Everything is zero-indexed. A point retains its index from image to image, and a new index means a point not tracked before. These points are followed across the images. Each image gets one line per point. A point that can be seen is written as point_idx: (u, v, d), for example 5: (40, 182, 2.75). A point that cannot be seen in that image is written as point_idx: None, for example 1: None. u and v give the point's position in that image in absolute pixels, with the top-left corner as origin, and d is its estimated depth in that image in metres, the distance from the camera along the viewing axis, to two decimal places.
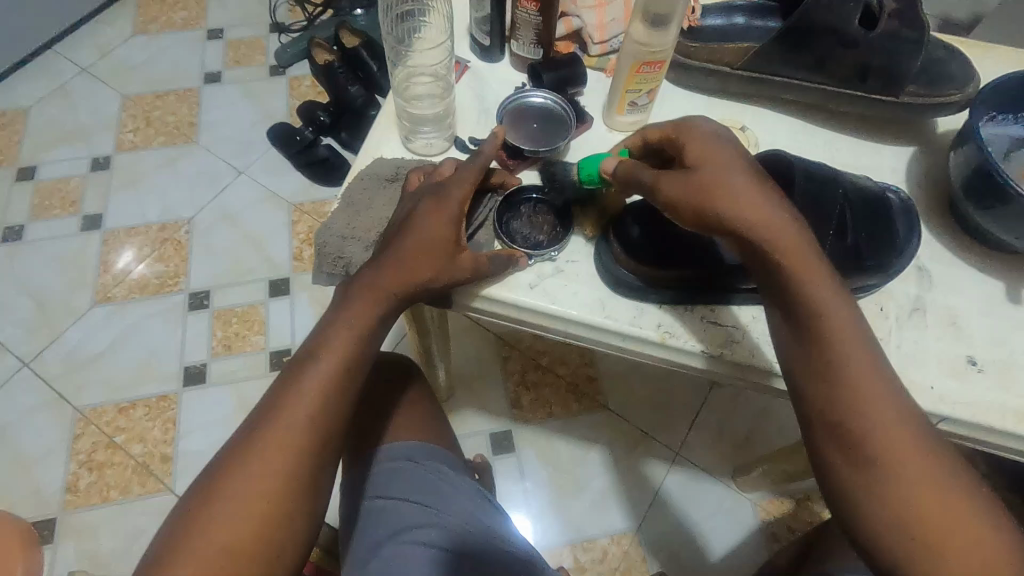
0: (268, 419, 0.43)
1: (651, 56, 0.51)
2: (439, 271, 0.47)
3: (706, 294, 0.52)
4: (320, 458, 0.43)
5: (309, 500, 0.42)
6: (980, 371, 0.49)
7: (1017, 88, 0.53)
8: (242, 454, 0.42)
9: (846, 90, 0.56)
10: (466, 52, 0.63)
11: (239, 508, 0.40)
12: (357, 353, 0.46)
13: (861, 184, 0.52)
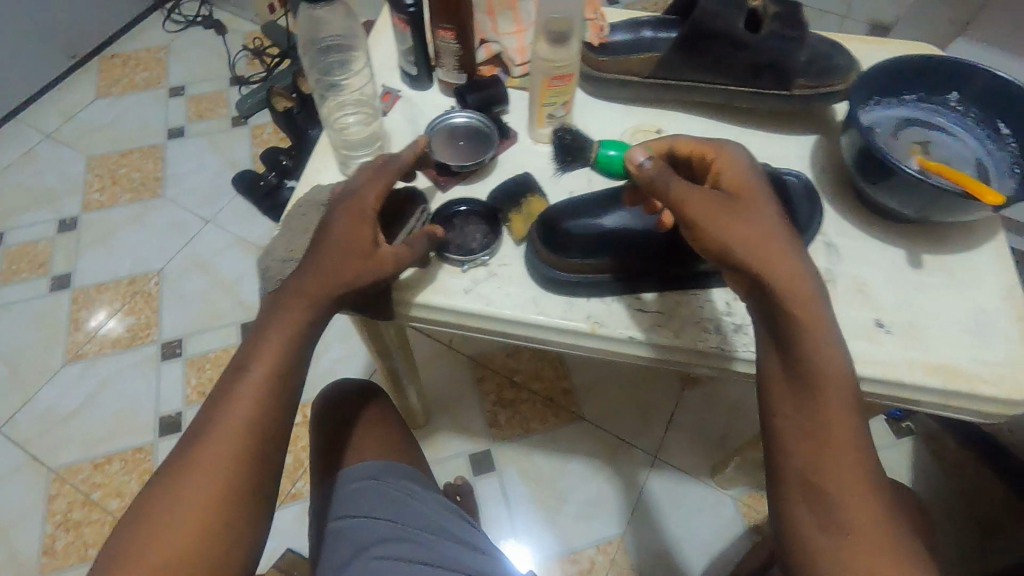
0: (209, 421, 0.46)
1: (558, 70, 0.56)
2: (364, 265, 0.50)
3: (628, 282, 0.55)
4: (262, 455, 0.47)
5: (254, 498, 0.46)
6: (889, 332, 0.52)
7: (892, 72, 0.58)
8: (188, 454, 0.46)
9: (744, 89, 0.61)
10: (397, 83, 0.68)
11: (186, 507, 0.44)
12: (289, 354, 0.49)
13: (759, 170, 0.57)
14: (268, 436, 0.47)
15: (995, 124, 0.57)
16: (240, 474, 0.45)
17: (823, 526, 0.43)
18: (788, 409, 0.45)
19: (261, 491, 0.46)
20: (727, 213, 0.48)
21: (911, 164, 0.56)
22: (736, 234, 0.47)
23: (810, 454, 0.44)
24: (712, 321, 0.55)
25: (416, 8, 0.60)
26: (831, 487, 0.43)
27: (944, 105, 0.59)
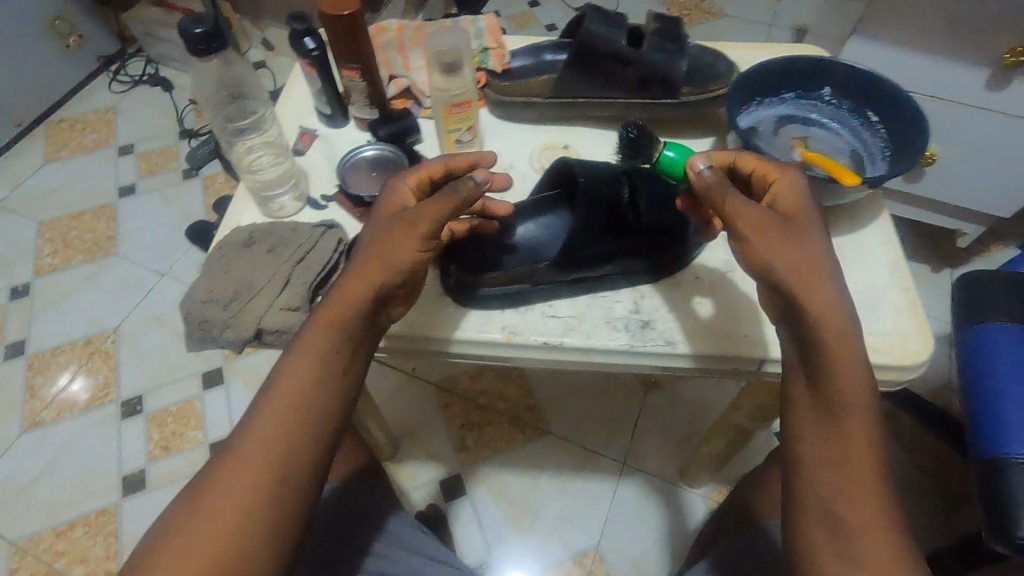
0: (245, 431, 0.46)
1: (455, 98, 0.59)
2: (386, 273, 0.49)
3: (535, 288, 0.58)
4: (293, 473, 0.45)
5: (279, 521, 0.44)
6: None
7: (769, 74, 0.63)
8: (220, 463, 0.45)
9: (638, 100, 0.64)
10: (314, 123, 0.71)
11: (214, 522, 0.42)
12: (326, 367, 0.47)
13: None
14: (299, 449, 0.45)
15: (865, 113, 0.62)
16: (267, 491, 0.44)
17: (833, 547, 0.43)
18: (812, 429, 0.46)
19: (289, 514, 0.44)
20: (780, 232, 0.48)
21: (793, 157, 0.61)
22: (787, 254, 0.47)
23: (824, 476, 0.45)
24: (623, 320, 0.58)
25: (319, 52, 0.64)
26: (841, 508, 0.44)
27: (820, 100, 0.64)
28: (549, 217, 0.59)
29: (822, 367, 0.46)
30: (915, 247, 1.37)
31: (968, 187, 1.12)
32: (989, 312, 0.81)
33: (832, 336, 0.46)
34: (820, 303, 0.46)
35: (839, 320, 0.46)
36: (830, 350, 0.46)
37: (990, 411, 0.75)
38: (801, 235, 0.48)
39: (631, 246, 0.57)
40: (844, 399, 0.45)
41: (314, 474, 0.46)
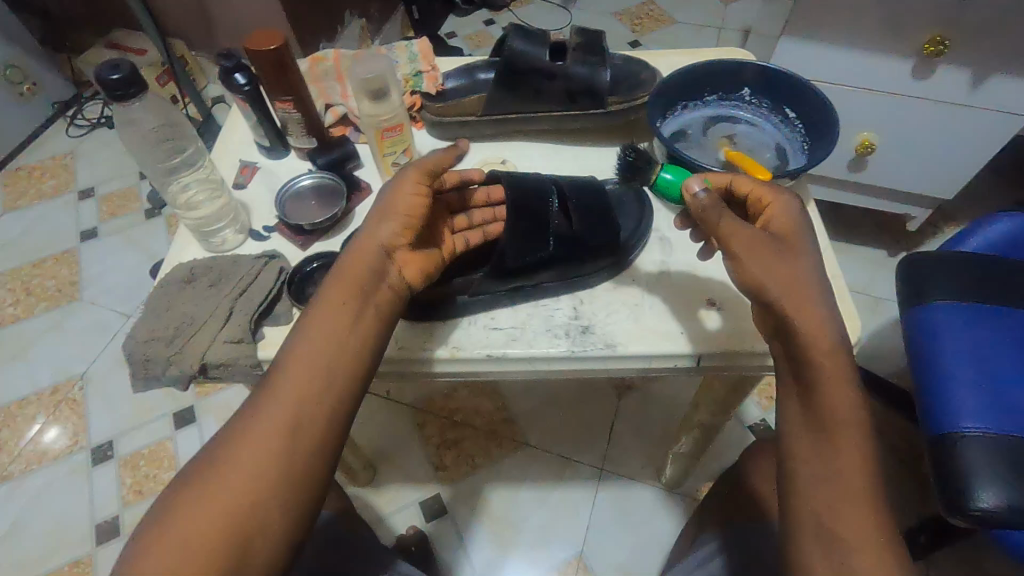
0: (261, 402, 0.46)
1: (385, 122, 0.61)
2: (388, 223, 0.53)
3: (469, 299, 0.59)
4: (306, 445, 0.45)
5: (289, 493, 0.44)
6: (718, 308, 0.59)
7: (691, 79, 0.65)
8: (232, 434, 0.45)
9: (567, 113, 0.66)
10: (255, 155, 0.72)
11: (223, 488, 0.42)
12: (340, 336, 0.49)
13: (583, 181, 0.64)
14: (312, 421, 0.46)
15: (784, 110, 0.65)
16: (279, 463, 0.44)
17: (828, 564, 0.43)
18: (806, 453, 0.47)
19: (298, 489, 0.44)
20: (771, 257, 0.49)
21: (719, 157, 0.63)
22: (777, 276, 0.48)
23: (822, 497, 0.45)
24: (563, 328, 0.59)
25: (251, 86, 0.65)
26: (841, 530, 0.44)
27: (740, 100, 0.67)
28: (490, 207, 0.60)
29: (817, 389, 0.48)
30: (868, 234, 1.41)
31: (908, 173, 1.16)
32: (932, 291, 0.83)
33: (825, 364, 0.48)
34: (808, 318, 0.48)
35: (828, 341, 0.48)
36: (824, 372, 0.47)
37: (935, 386, 0.77)
38: (791, 254, 0.50)
39: (567, 251, 0.59)
40: (836, 422, 0.47)
41: (326, 453, 0.46)
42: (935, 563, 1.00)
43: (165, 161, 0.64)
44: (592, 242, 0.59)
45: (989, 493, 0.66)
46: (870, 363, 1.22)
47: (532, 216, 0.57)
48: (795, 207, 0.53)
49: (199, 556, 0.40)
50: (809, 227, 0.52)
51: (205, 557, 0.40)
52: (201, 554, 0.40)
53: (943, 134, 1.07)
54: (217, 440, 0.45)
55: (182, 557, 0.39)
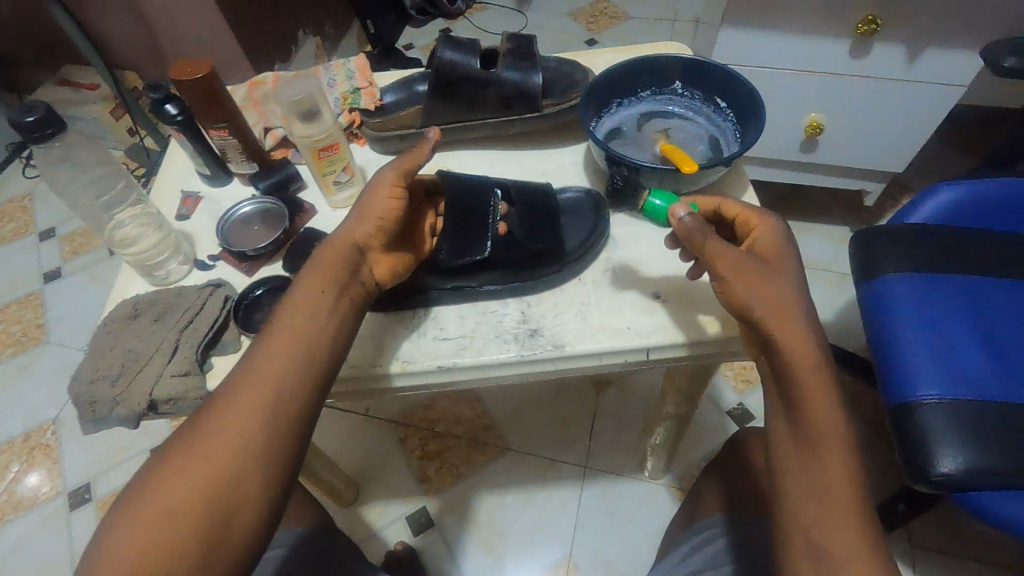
0: (236, 385, 0.47)
1: (320, 142, 0.61)
2: (363, 222, 0.55)
3: (414, 298, 0.61)
4: (282, 425, 0.46)
5: (265, 474, 0.44)
6: (663, 301, 0.61)
7: (623, 77, 0.67)
8: (208, 416, 0.45)
9: (504, 119, 0.68)
10: (198, 185, 0.72)
11: (201, 467, 0.43)
12: (314, 318, 0.50)
13: (525, 187, 0.65)
14: (287, 401, 0.46)
15: (715, 100, 0.68)
16: (256, 442, 0.44)
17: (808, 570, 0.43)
18: (794, 467, 0.46)
19: (273, 469, 0.45)
20: (761, 277, 0.50)
21: (655, 151, 0.65)
22: (764, 294, 0.49)
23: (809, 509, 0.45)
24: (512, 332, 0.60)
25: (184, 116, 0.65)
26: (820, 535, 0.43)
27: (674, 93, 0.70)
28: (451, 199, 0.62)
29: (803, 406, 0.47)
30: (829, 211, 1.43)
31: (858, 150, 1.18)
32: (883, 262, 0.84)
33: (811, 379, 0.47)
34: (791, 337, 0.48)
35: (813, 362, 0.48)
36: (806, 385, 0.47)
37: (893, 357, 0.77)
38: (776, 274, 0.50)
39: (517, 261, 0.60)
40: (821, 439, 0.46)
41: (301, 436, 0.47)
42: (913, 529, 1.02)
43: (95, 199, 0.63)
44: (530, 243, 0.60)
45: (950, 457, 0.67)
46: (839, 339, 1.24)
47: (468, 224, 0.60)
48: (781, 233, 0.54)
49: (174, 536, 0.40)
50: (796, 253, 0.54)
51: (180, 538, 0.40)
52: (178, 534, 0.40)
53: (887, 107, 1.09)
54: (191, 423, 0.46)
55: (158, 539, 0.40)
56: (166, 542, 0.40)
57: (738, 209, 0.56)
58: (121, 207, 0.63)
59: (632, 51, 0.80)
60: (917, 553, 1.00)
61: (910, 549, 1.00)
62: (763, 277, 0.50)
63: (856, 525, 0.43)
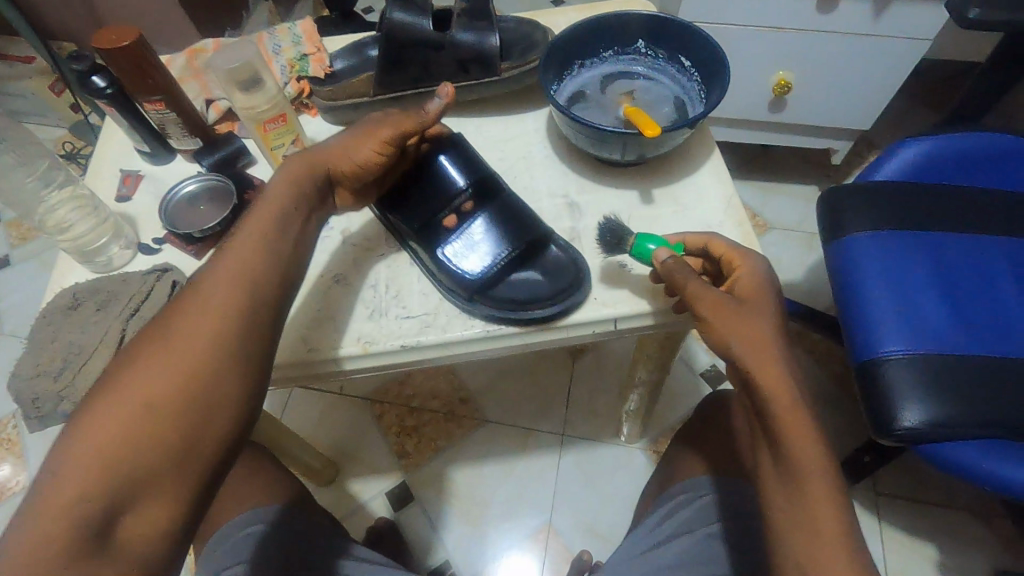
0: (202, 285, 0.45)
1: (265, 113, 0.58)
2: (346, 156, 0.55)
3: (390, 236, 0.63)
4: (248, 332, 0.44)
5: (235, 375, 0.43)
6: (630, 269, 0.59)
7: (583, 37, 0.64)
8: (168, 321, 0.44)
9: (462, 84, 0.65)
10: (138, 163, 0.68)
11: (163, 367, 0.41)
12: (280, 222, 0.50)
13: (511, 201, 0.60)
14: (254, 310, 0.45)
15: (680, 59, 0.65)
16: (227, 341, 0.43)
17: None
18: (776, 490, 0.47)
19: (241, 375, 0.43)
20: (738, 315, 0.49)
21: (619, 114, 0.63)
22: (742, 333, 0.48)
23: (793, 522, 0.45)
24: None
25: (114, 88, 0.60)
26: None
27: (638, 54, 0.67)
28: (450, 163, 0.61)
29: (766, 405, 0.47)
30: (798, 171, 1.43)
31: (825, 108, 1.18)
32: (850, 220, 0.84)
33: (786, 410, 0.46)
34: (767, 364, 0.47)
35: (779, 370, 0.47)
36: (770, 394, 0.46)
37: (857, 315, 0.78)
38: (755, 312, 0.50)
39: (468, 255, 0.58)
40: (793, 451, 0.45)
41: (269, 340, 0.46)
42: (879, 479, 1.06)
43: (17, 179, 0.57)
44: (452, 250, 0.58)
45: (912, 413, 0.69)
46: (808, 298, 1.26)
47: (433, 197, 0.60)
48: (764, 272, 0.53)
49: (137, 436, 0.38)
50: (780, 295, 0.52)
51: (148, 436, 0.39)
52: (146, 431, 0.39)
53: (854, 64, 1.08)
54: (155, 326, 0.44)
55: (123, 436, 0.38)
56: (129, 443, 0.38)
57: (723, 247, 0.55)
58: (46, 188, 0.58)
59: (594, 9, 0.77)
60: (883, 501, 1.04)
61: (876, 497, 1.04)
62: (743, 318, 0.49)
63: (821, 484, 0.45)
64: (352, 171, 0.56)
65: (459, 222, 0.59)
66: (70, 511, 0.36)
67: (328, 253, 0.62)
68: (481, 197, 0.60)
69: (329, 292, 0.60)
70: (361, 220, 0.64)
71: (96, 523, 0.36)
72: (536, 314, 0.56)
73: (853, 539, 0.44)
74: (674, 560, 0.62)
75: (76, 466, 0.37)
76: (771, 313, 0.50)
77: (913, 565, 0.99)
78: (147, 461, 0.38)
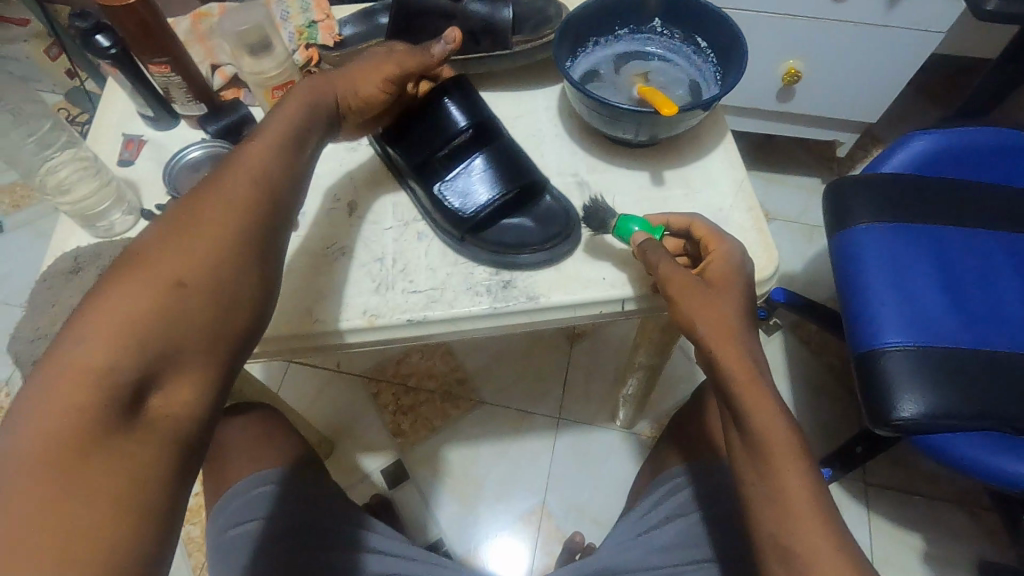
0: (214, 183, 0.44)
1: (272, 81, 0.58)
2: (350, 84, 0.54)
3: (397, 178, 0.63)
4: (267, 231, 0.44)
5: (250, 272, 0.42)
6: None
7: (598, 14, 0.64)
8: (185, 209, 0.42)
9: (472, 56, 0.64)
10: (140, 128, 0.67)
11: (179, 255, 0.39)
12: (292, 132, 0.49)
13: (512, 144, 0.60)
14: (273, 210, 0.45)
15: (696, 40, 0.65)
16: (242, 238, 0.42)
17: (777, 522, 0.44)
18: (747, 469, 0.47)
19: (260, 271, 0.43)
20: (705, 299, 0.50)
21: (632, 93, 0.62)
22: (706, 316, 0.49)
23: (767, 500, 0.45)
24: (485, 284, 0.58)
25: (118, 49, 0.59)
26: (789, 493, 0.44)
27: (653, 33, 0.66)
28: (454, 100, 0.58)
29: (734, 389, 0.47)
30: (802, 162, 1.43)
31: (833, 98, 1.17)
32: (856, 210, 0.84)
33: (751, 391, 0.47)
34: (725, 342, 0.48)
35: (739, 353, 0.48)
36: (737, 380, 0.47)
37: (861, 305, 0.78)
38: (719, 295, 0.50)
39: (465, 194, 0.57)
40: (762, 432, 0.46)
41: (279, 242, 0.45)
42: (869, 469, 1.07)
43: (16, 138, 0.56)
44: (446, 189, 0.57)
45: (910, 403, 0.69)
46: (807, 290, 1.26)
47: (431, 132, 0.58)
48: (739, 260, 0.53)
49: (155, 323, 0.37)
50: (748, 282, 0.53)
51: (168, 322, 0.37)
52: (166, 317, 0.37)
53: (863, 55, 1.07)
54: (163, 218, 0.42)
55: (143, 318, 0.36)
56: (154, 323, 0.37)
57: (701, 228, 0.55)
58: (47, 150, 0.57)
59: None
60: (872, 491, 1.06)
61: (866, 488, 1.06)
62: (709, 302, 0.50)
63: (807, 467, 0.45)
64: (355, 102, 0.55)
65: (456, 162, 0.58)
66: (98, 386, 0.34)
67: (334, 225, 0.61)
68: (482, 139, 0.59)
69: (335, 265, 0.59)
70: (367, 193, 0.63)
71: (123, 401, 0.35)
72: (523, 261, 0.57)
73: (839, 520, 0.44)
74: (670, 541, 0.63)
75: (99, 340, 0.35)
76: (737, 302, 0.50)
77: (900, 555, 1.00)
78: (168, 348, 0.37)
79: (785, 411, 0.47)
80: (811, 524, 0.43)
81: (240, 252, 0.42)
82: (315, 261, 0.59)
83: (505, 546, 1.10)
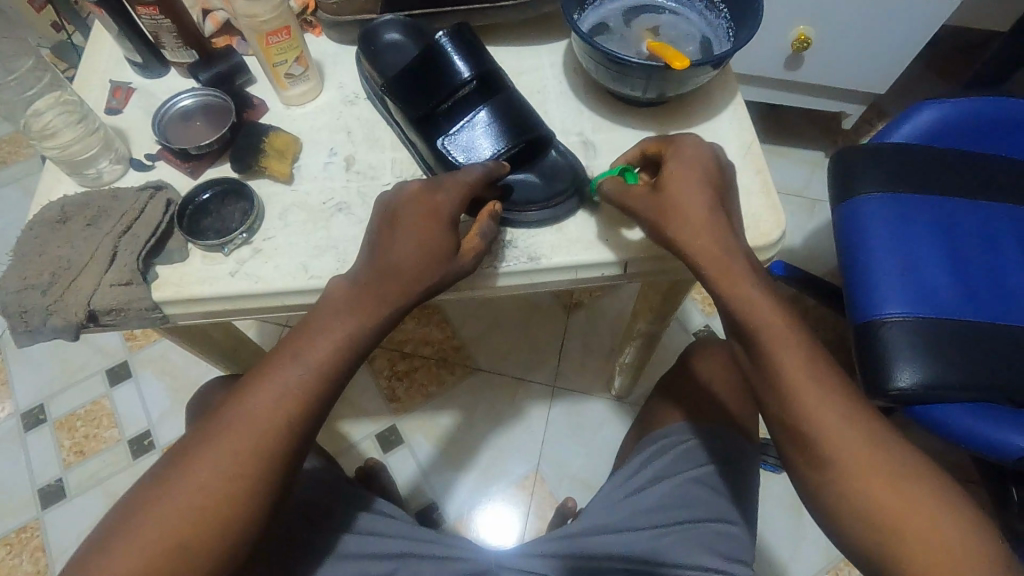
0: (269, 378, 0.48)
1: (267, 26, 0.55)
2: (405, 265, 0.49)
3: (402, 130, 0.60)
4: (299, 449, 0.48)
5: (270, 482, 0.47)
6: None
7: None
8: (237, 412, 0.47)
9: (474, 6, 0.63)
10: (129, 76, 0.64)
11: (216, 465, 0.46)
12: (352, 324, 0.49)
13: (512, 94, 0.58)
14: (302, 419, 0.48)
15: None
16: (271, 448, 0.47)
17: (786, 407, 0.49)
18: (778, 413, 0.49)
19: (287, 484, 0.48)
20: (672, 212, 0.51)
21: (641, 49, 0.60)
22: (693, 224, 0.50)
23: (802, 435, 0.48)
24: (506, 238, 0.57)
25: None
26: (795, 383, 0.48)
27: None
28: (454, 45, 0.56)
29: (708, 282, 0.51)
30: (806, 134, 1.40)
31: (843, 68, 1.14)
32: (861, 181, 0.82)
33: (773, 331, 0.49)
34: (703, 236, 0.50)
35: (721, 234, 0.50)
36: (714, 271, 0.50)
37: (864, 275, 0.77)
38: (684, 197, 0.51)
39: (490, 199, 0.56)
40: (782, 372, 0.49)
41: (304, 445, 0.49)
42: None
43: None
44: (449, 144, 0.56)
45: (907, 372, 0.69)
46: (805, 263, 1.26)
47: (433, 80, 0.56)
48: (694, 154, 0.53)
49: (178, 530, 0.44)
50: (713, 173, 0.52)
51: (191, 526, 0.45)
52: (190, 522, 0.45)
53: (879, 23, 1.04)
54: (225, 408, 0.48)
55: (172, 523, 0.45)
56: (188, 534, 0.45)
57: (651, 144, 0.56)
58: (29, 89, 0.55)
59: None
60: None
61: None
62: (680, 216, 0.51)
63: (819, 408, 0.48)
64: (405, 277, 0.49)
65: (460, 115, 0.56)
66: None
67: (332, 179, 0.59)
68: (485, 91, 0.57)
69: (334, 222, 0.57)
70: (366, 148, 0.61)
71: None
72: (527, 218, 0.56)
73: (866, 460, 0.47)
74: (663, 502, 0.63)
75: (150, 540, 0.44)
76: (713, 209, 0.51)
77: None
78: (185, 555, 0.44)
79: (804, 341, 0.49)
80: (843, 457, 0.47)
81: (263, 461, 0.46)
82: (312, 217, 0.57)
83: (490, 525, 1.11)
